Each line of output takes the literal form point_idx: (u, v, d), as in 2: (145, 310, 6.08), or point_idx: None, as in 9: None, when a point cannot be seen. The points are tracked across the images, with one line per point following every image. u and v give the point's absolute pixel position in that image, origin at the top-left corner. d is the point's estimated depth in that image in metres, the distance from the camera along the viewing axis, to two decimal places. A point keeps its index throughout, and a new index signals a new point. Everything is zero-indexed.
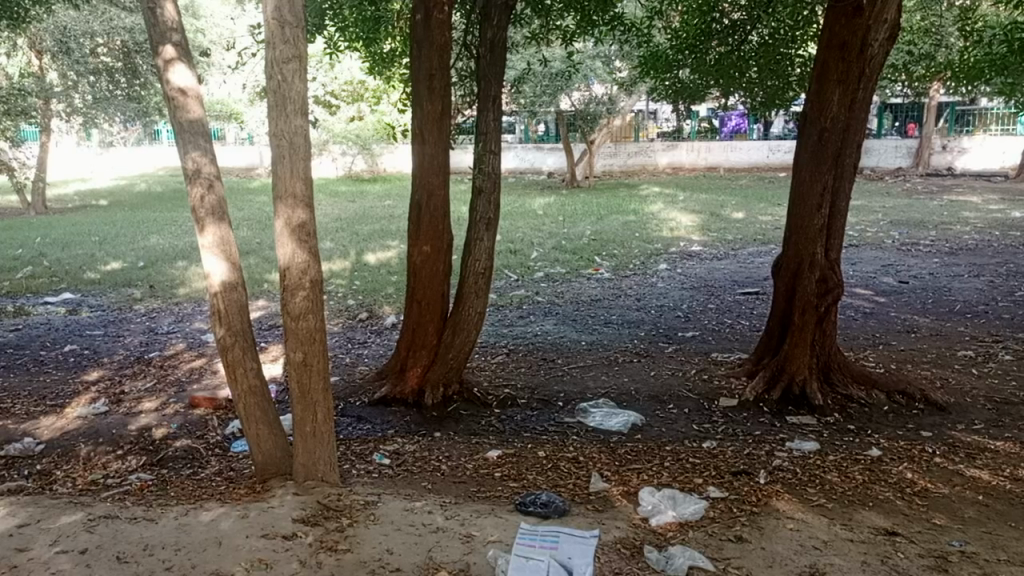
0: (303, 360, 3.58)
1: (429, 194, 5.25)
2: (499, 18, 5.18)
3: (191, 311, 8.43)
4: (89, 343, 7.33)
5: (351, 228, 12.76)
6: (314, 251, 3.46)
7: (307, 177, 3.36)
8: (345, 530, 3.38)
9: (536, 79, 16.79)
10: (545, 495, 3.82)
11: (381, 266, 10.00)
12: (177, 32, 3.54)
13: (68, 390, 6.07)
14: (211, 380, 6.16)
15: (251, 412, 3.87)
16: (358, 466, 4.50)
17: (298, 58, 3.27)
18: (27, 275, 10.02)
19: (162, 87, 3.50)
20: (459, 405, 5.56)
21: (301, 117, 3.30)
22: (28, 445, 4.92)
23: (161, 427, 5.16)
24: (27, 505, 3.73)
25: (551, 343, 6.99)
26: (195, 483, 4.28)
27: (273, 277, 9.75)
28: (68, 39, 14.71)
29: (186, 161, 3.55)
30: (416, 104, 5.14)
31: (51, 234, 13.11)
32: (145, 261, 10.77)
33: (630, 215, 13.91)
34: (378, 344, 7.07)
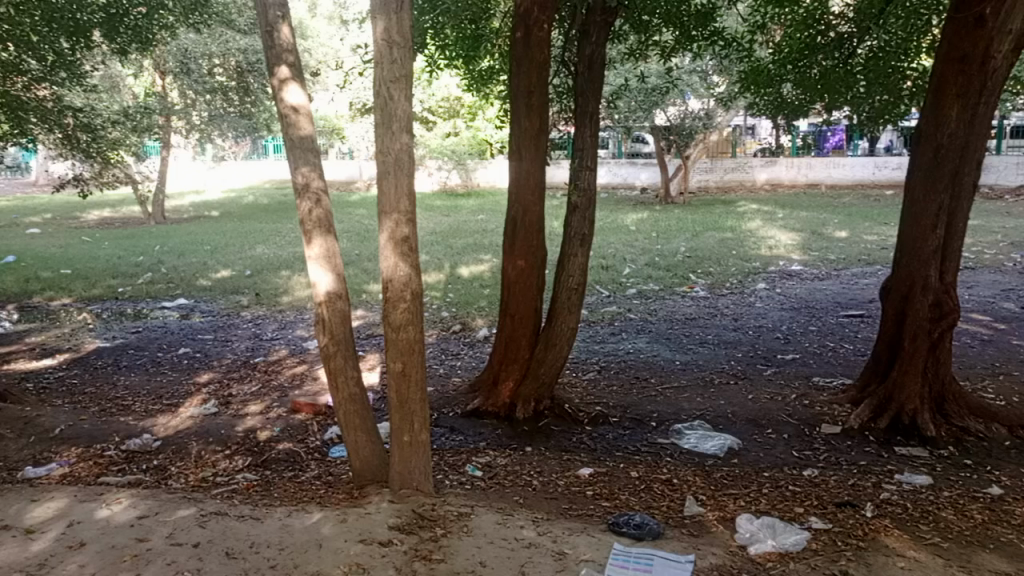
0: (402, 369, 3.68)
1: (524, 209, 5.30)
2: (598, 34, 5.20)
3: (294, 319, 8.79)
4: (200, 347, 7.75)
5: (445, 242, 12.99)
6: (415, 264, 3.54)
7: (410, 193, 3.45)
8: (439, 540, 3.43)
9: (631, 94, 16.72)
10: (637, 516, 3.78)
11: (473, 279, 10.15)
12: (291, 53, 3.69)
13: (182, 390, 6.43)
14: (312, 385, 6.38)
15: (351, 419, 3.99)
16: (451, 477, 4.57)
17: (405, 78, 3.38)
18: (147, 281, 10.70)
19: (276, 105, 3.68)
20: (550, 420, 5.55)
21: (406, 134, 3.40)
22: (146, 441, 5.24)
23: (265, 430, 5.39)
24: (147, 497, 3.96)
25: (644, 362, 6.90)
26: (296, 485, 4.45)
27: (371, 287, 10.06)
28: (189, 60, 15.65)
29: (297, 175, 3.70)
30: (513, 119, 5.21)
31: (168, 242, 13.95)
32: (252, 270, 11.30)
33: (727, 232, 13.61)
34: (470, 356, 7.16)
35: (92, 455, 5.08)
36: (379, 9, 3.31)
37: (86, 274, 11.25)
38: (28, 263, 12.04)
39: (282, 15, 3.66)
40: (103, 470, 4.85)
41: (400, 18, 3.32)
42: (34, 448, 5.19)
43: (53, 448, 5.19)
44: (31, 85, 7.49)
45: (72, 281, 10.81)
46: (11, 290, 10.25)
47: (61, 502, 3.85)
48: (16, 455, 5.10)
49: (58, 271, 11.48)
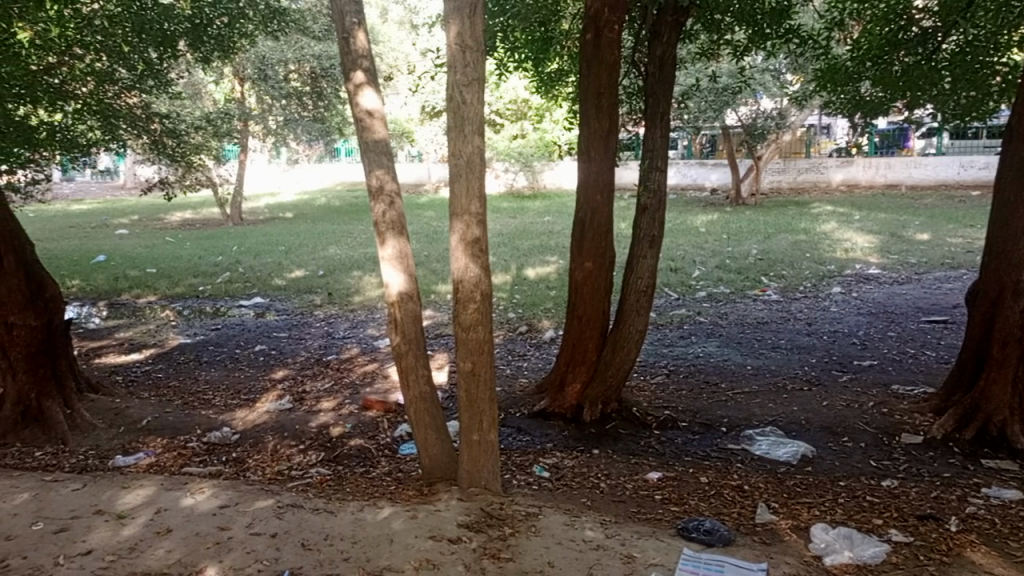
0: (471, 369, 3.72)
1: (593, 211, 5.28)
2: (669, 35, 5.15)
3: (365, 318, 8.98)
4: (276, 344, 8.01)
5: (512, 243, 13.07)
6: (485, 266, 3.58)
7: (481, 194, 3.49)
8: (507, 539, 3.46)
9: (701, 94, 16.47)
10: (707, 521, 3.73)
11: (540, 281, 10.17)
12: (366, 59, 3.78)
13: (259, 386, 6.66)
14: (382, 383, 6.51)
15: (421, 417, 4.06)
16: (519, 477, 4.60)
17: (477, 81, 3.42)
18: (225, 280, 11.11)
19: (351, 109, 3.77)
20: (617, 423, 5.52)
21: (478, 136, 3.44)
22: (226, 434, 5.45)
23: (337, 426, 5.53)
24: (227, 487, 4.12)
25: (714, 366, 6.79)
26: (367, 481, 4.55)
27: (439, 288, 10.20)
28: (266, 67, 16.16)
29: (371, 178, 3.78)
30: (582, 121, 5.22)
31: (245, 243, 14.45)
32: (324, 270, 11.60)
33: (800, 234, 13.26)
34: (537, 358, 7.18)
35: (176, 446, 5.32)
36: (453, 13, 3.36)
37: (169, 273, 11.75)
38: (117, 263, 12.67)
39: (358, 22, 3.75)
40: (186, 461, 5.07)
41: (473, 22, 3.36)
42: (123, 438, 5.47)
43: (140, 438, 5.46)
44: (121, 92, 7.87)
45: (157, 279, 11.31)
46: (102, 288, 10.79)
47: (149, 489, 4.04)
48: (107, 444, 5.39)
49: (144, 270, 12.03)
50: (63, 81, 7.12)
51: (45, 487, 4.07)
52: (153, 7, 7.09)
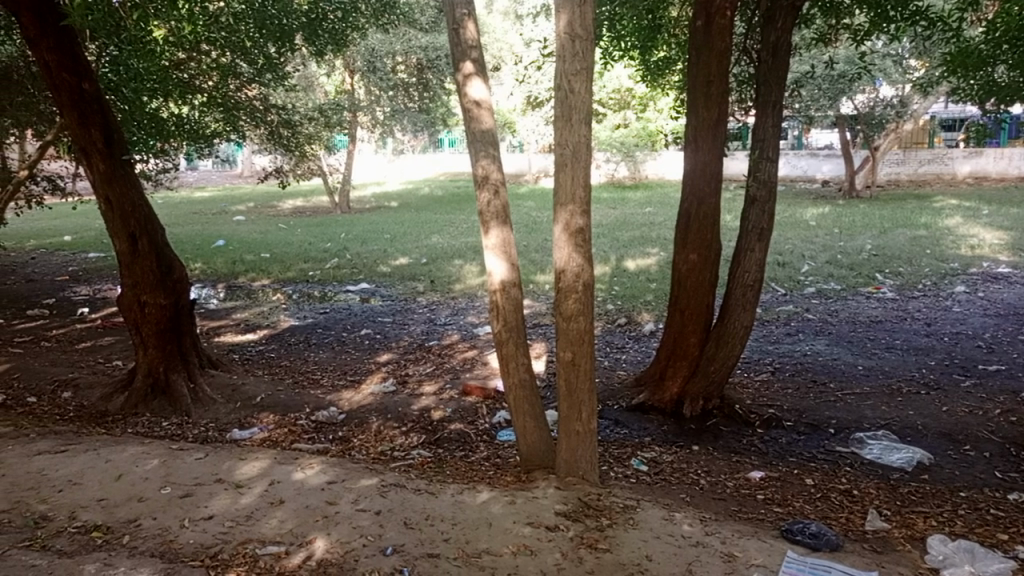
0: (571, 359, 3.73)
1: (699, 202, 5.17)
2: (784, 20, 4.96)
3: (465, 305, 9.14)
4: (380, 329, 8.27)
5: (612, 234, 12.95)
6: (588, 256, 3.56)
7: (587, 183, 3.48)
8: (605, 530, 3.45)
9: (815, 81, 15.78)
10: (813, 524, 3.61)
11: (640, 272, 10.04)
12: (476, 50, 3.83)
13: (364, 368, 6.91)
14: (482, 370, 6.62)
15: (520, 404, 4.11)
16: (616, 469, 4.58)
17: (586, 70, 3.40)
18: (334, 266, 11.55)
19: (460, 100, 3.84)
20: (719, 420, 5.40)
21: (585, 125, 3.43)
22: (333, 413, 5.68)
23: (438, 410, 5.67)
24: (335, 464, 4.30)
25: (822, 365, 6.52)
26: (466, 465, 4.65)
27: (539, 277, 10.24)
28: (375, 59, 16.57)
29: (477, 168, 3.84)
30: (690, 110, 5.11)
31: (352, 230, 14.96)
32: (427, 258, 11.87)
33: (921, 229, 12.51)
34: (636, 350, 7.10)
35: (287, 422, 5.59)
36: (564, 3, 3.36)
37: (282, 258, 12.31)
38: (235, 247, 13.39)
39: (468, 12, 3.80)
40: (297, 437, 5.32)
41: (583, 11, 3.35)
42: (239, 413, 5.81)
43: (254, 414, 5.78)
44: (242, 85, 8.28)
45: (270, 263, 11.89)
46: (221, 271, 11.44)
47: (264, 462, 4.27)
48: (226, 418, 5.75)
49: (260, 255, 12.66)
50: (191, 75, 7.77)
51: (171, 455, 4.37)
52: (274, 4, 7.43)
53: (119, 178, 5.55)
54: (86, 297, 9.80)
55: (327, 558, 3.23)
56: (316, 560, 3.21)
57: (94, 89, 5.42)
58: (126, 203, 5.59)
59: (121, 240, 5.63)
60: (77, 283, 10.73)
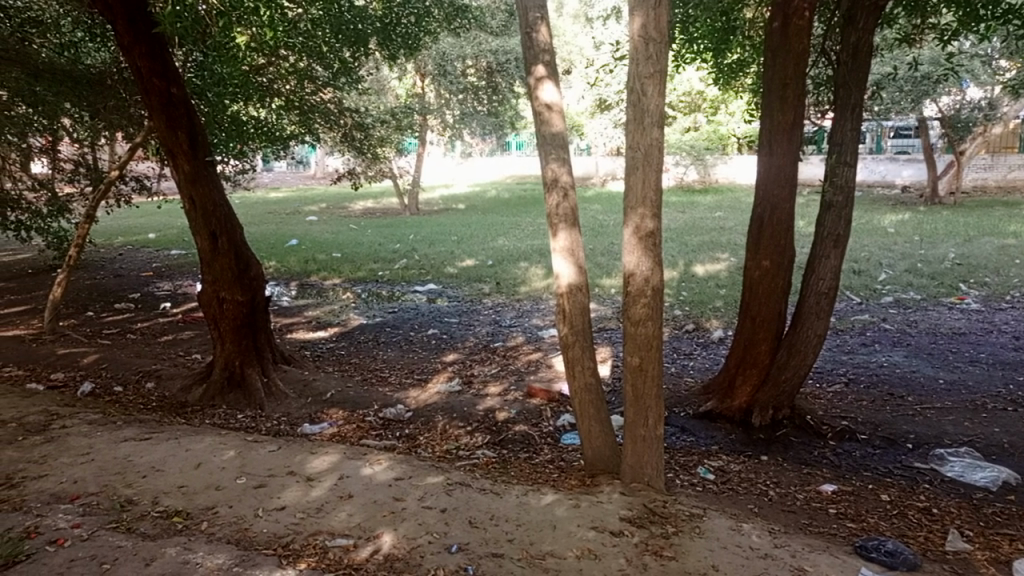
0: (639, 364, 3.69)
1: (772, 207, 5.06)
2: (866, 20, 4.81)
3: (530, 308, 9.17)
4: (446, 329, 8.37)
5: (680, 239, 12.79)
6: (658, 260, 3.53)
7: (658, 187, 3.44)
8: (670, 537, 3.41)
9: (896, 83, 15.21)
10: (889, 542, 3.49)
11: (709, 278, 9.88)
12: (548, 53, 3.84)
13: (430, 368, 7.00)
14: (547, 372, 6.63)
15: (585, 408, 4.09)
16: (682, 477, 4.52)
17: (659, 73, 3.37)
18: (403, 267, 11.74)
19: (531, 102, 3.86)
20: (789, 431, 5.26)
21: (657, 128, 3.40)
22: (400, 410, 5.79)
23: (503, 411, 5.70)
24: (402, 461, 4.38)
25: (900, 377, 6.28)
26: (531, 467, 4.67)
27: (605, 281, 10.19)
28: (446, 63, 16.74)
29: (547, 171, 3.85)
30: (764, 113, 5.02)
31: (420, 232, 15.19)
32: (493, 260, 11.95)
33: (1010, 237, 11.92)
34: (704, 357, 6.99)
35: (355, 419, 5.72)
36: (639, 6, 3.34)
37: (352, 258, 12.58)
38: (307, 247, 13.77)
39: (541, 16, 3.82)
40: (364, 433, 5.44)
41: (658, 14, 3.32)
42: (310, 407, 5.98)
43: (324, 409, 5.93)
44: (318, 89, 8.44)
45: (341, 263, 12.17)
46: (294, 270, 11.77)
47: (333, 457, 4.38)
48: (297, 412, 5.92)
49: (331, 254, 12.97)
50: (271, 79, 8.06)
51: (246, 447, 4.53)
52: (349, 9, 7.70)
53: (202, 179, 5.78)
54: (169, 293, 10.24)
55: (393, 553, 3.29)
56: (383, 555, 3.27)
57: (182, 93, 5.65)
58: (208, 203, 5.83)
59: (203, 238, 5.87)
60: (160, 278, 11.22)
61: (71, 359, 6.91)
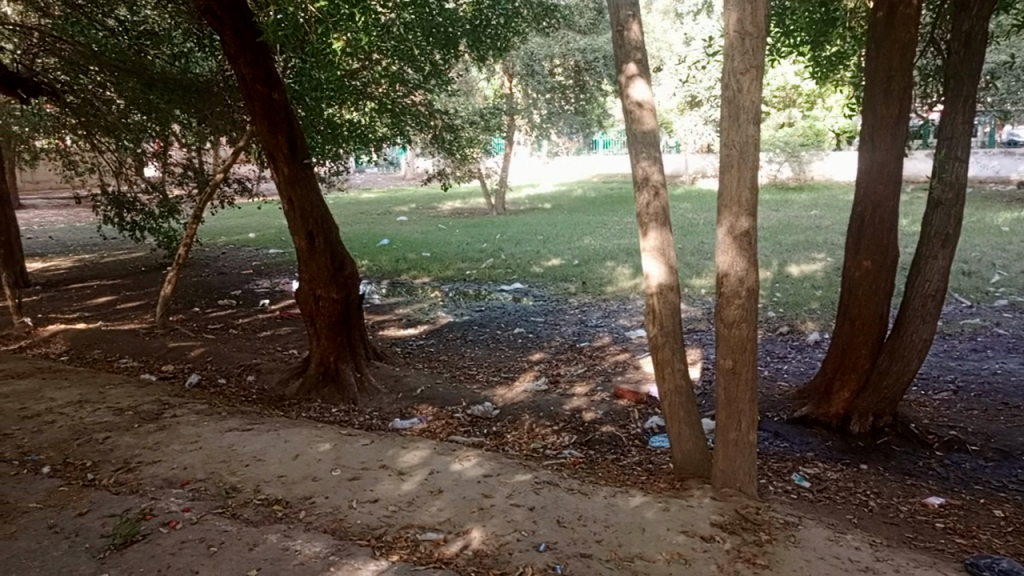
0: (732, 366, 3.61)
1: (874, 205, 4.86)
2: (981, 7, 4.56)
3: (617, 308, 9.09)
4: (532, 328, 8.41)
5: (774, 238, 12.40)
6: (753, 260, 3.44)
7: (754, 186, 3.36)
8: (764, 545, 3.32)
9: (1013, 72, 14.27)
10: (1004, 560, 3.30)
11: (804, 279, 9.54)
12: (640, 51, 3.80)
13: (516, 366, 7.05)
14: (634, 374, 6.55)
15: (675, 410, 4.03)
16: (776, 483, 4.39)
17: (756, 69, 3.28)
18: (490, 266, 11.86)
19: (622, 101, 3.83)
20: (891, 440, 5.03)
21: (753, 125, 3.32)
22: (488, 408, 5.85)
23: (590, 411, 5.67)
24: (490, 459, 4.43)
25: (1015, 386, 5.90)
26: (618, 469, 4.63)
27: (694, 281, 9.99)
28: (534, 63, 16.79)
29: (637, 169, 3.81)
30: (867, 107, 4.81)
31: (507, 231, 15.30)
32: (580, 259, 11.91)
33: None
34: (799, 360, 6.75)
35: (444, 415, 5.82)
36: (734, 1, 3.26)
37: (441, 258, 12.79)
38: (398, 246, 14.08)
39: (633, 14, 3.77)
40: (453, 430, 5.53)
41: (754, 8, 3.24)
42: (401, 403, 6.12)
43: (414, 404, 6.06)
44: (409, 92, 8.61)
45: (430, 262, 12.40)
46: (385, 269, 12.07)
47: (424, 452, 4.48)
48: (388, 407, 6.07)
49: (420, 254, 13.24)
50: (364, 84, 8.17)
51: (340, 440, 4.68)
52: (441, 13, 7.73)
53: (301, 181, 6.01)
54: (267, 290, 10.68)
55: (482, 549, 3.33)
56: (473, 550, 3.32)
57: (282, 98, 5.88)
58: (306, 204, 6.05)
59: (301, 238, 6.10)
60: (260, 276, 11.73)
61: (180, 351, 7.32)
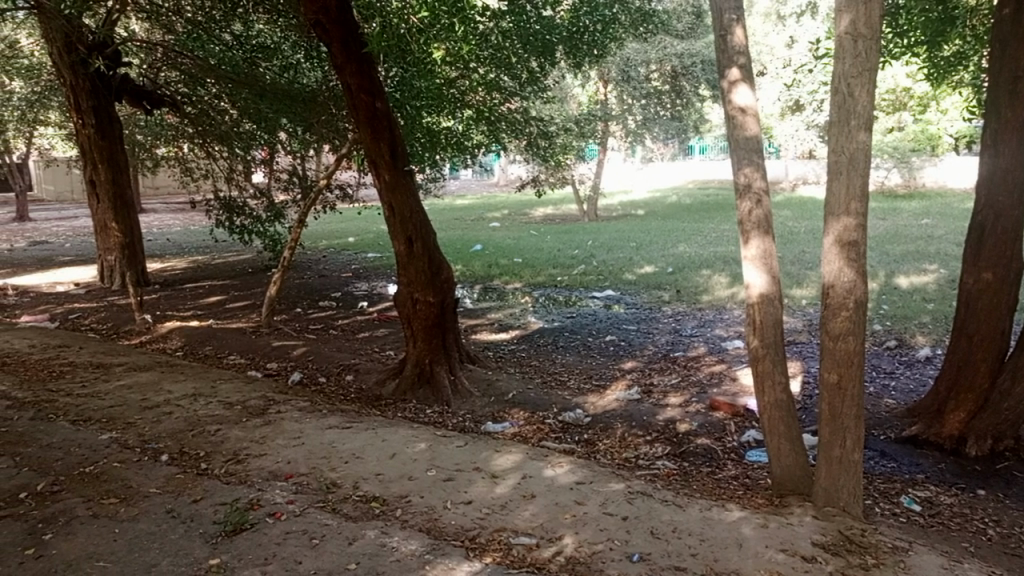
0: (837, 381, 3.47)
1: (996, 216, 4.63)
2: None
3: (713, 317, 8.89)
4: (625, 336, 8.33)
5: (881, 248, 11.83)
6: (862, 272, 3.30)
7: (864, 194, 3.24)
8: (870, 570, 3.17)
9: None
10: None
11: (915, 291, 9.07)
12: (743, 55, 3.72)
13: (608, 374, 7.00)
14: (731, 386, 6.38)
15: (774, 425, 3.91)
16: (883, 505, 4.18)
17: (869, 71, 3.16)
18: (582, 272, 11.82)
19: (724, 107, 3.75)
20: (1012, 465, 4.70)
21: (865, 132, 3.19)
22: (579, 415, 5.84)
23: (684, 422, 5.57)
24: (583, 466, 4.41)
25: None
26: (714, 482, 4.53)
27: (794, 291, 9.65)
28: (630, 69, 16.72)
29: (739, 176, 3.73)
30: (990, 112, 4.57)
31: (599, 238, 15.23)
32: (674, 267, 11.70)
33: None
34: (909, 377, 6.41)
35: (536, 420, 5.85)
36: (847, 2, 3.16)
37: (533, 264, 12.85)
38: (491, 252, 14.23)
39: (737, 18, 3.70)
40: (545, 435, 5.55)
41: (869, 9, 3.12)
42: (493, 406, 6.19)
43: (506, 408, 6.11)
44: (504, 99, 8.58)
45: (522, 268, 12.48)
46: (478, 274, 12.22)
47: (517, 456, 4.51)
48: (481, 410, 6.15)
49: (513, 259, 13.34)
50: (462, 91, 7.95)
51: (436, 441, 4.77)
52: (539, 21, 7.85)
53: (401, 187, 6.18)
54: (365, 293, 11.01)
55: (575, 557, 3.33)
56: (565, 557, 3.32)
57: (385, 107, 6.05)
58: (406, 210, 6.22)
59: (400, 242, 6.27)
60: (359, 279, 12.10)
61: (283, 350, 7.65)
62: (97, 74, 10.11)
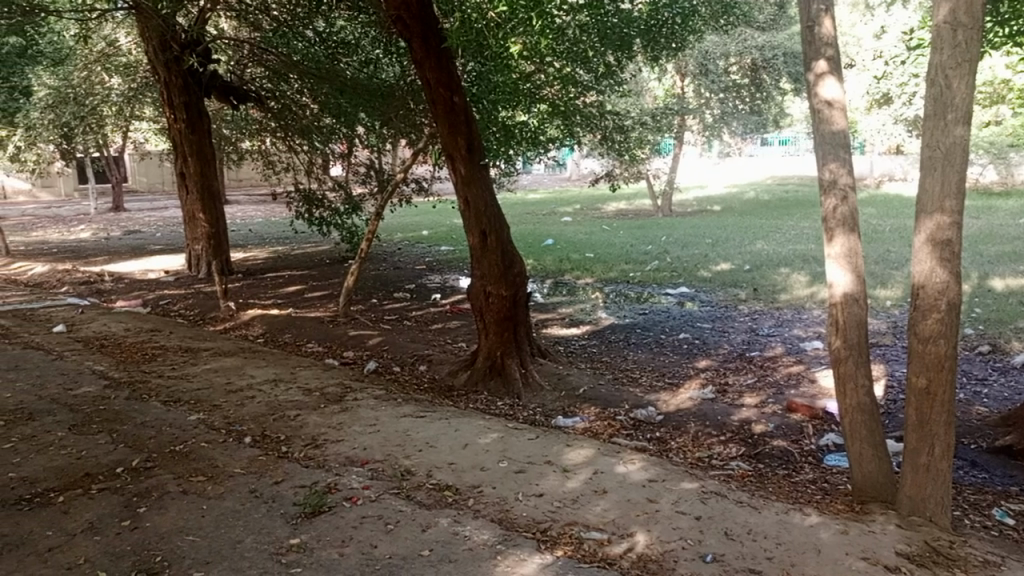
0: (926, 386, 3.33)
1: None
2: None
3: (791, 317, 8.64)
4: (699, 334, 8.19)
5: (974, 248, 11.27)
6: (956, 272, 3.16)
7: (960, 191, 3.09)
8: None
9: None
10: None
11: (1011, 294, 8.60)
12: (831, 47, 3.60)
13: (682, 373, 6.90)
14: (809, 388, 6.20)
15: (856, 429, 3.78)
16: (973, 517, 4.00)
17: (968, 63, 3.02)
18: (655, 269, 11.68)
19: (810, 100, 3.65)
20: None
21: (962, 126, 3.05)
22: (651, 413, 5.78)
23: (760, 423, 5.44)
24: (655, 464, 4.36)
25: None
26: (791, 486, 4.41)
27: (878, 292, 9.29)
28: (708, 62, 16.39)
29: (824, 172, 3.62)
30: None
31: (673, 234, 15.01)
32: (751, 265, 11.42)
33: None
34: (1003, 384, 6.09)
35: (607, 416, 5.82)
36: None
37: (605, 259, 12.77)
38: (563, 246, 14.21)
39: (825, 8, 3.59)
40: (616, 431, 5.51)
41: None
42: (563, 401, 6.20)
43: (577, 404, 6.10)
44: (581, 92, 8.49)
45: (594, 263, 12.42)
46: (550, 268, 12.23)
47: (588, 451, 4.50)
48: (551, 404, 6.16)
49: (585, 254, 13.29)
50: (538, 86, 8.08)
51: (507, 433, 4.81)
52: (617, 14, 7.75)
53: (476, 181, 6.23)
54: (438, 285, 11.16)
55: (646, 554, 3.30)
56: (637, 554, 3.30)
57: (463, 101, 6.10)
58: (480, 203, 6.27)
59: (474, 235, 6.33)
60: (432, 272, 12.28)
61: (359, 340, 7.83)
62: (188, 71, 10.53)
